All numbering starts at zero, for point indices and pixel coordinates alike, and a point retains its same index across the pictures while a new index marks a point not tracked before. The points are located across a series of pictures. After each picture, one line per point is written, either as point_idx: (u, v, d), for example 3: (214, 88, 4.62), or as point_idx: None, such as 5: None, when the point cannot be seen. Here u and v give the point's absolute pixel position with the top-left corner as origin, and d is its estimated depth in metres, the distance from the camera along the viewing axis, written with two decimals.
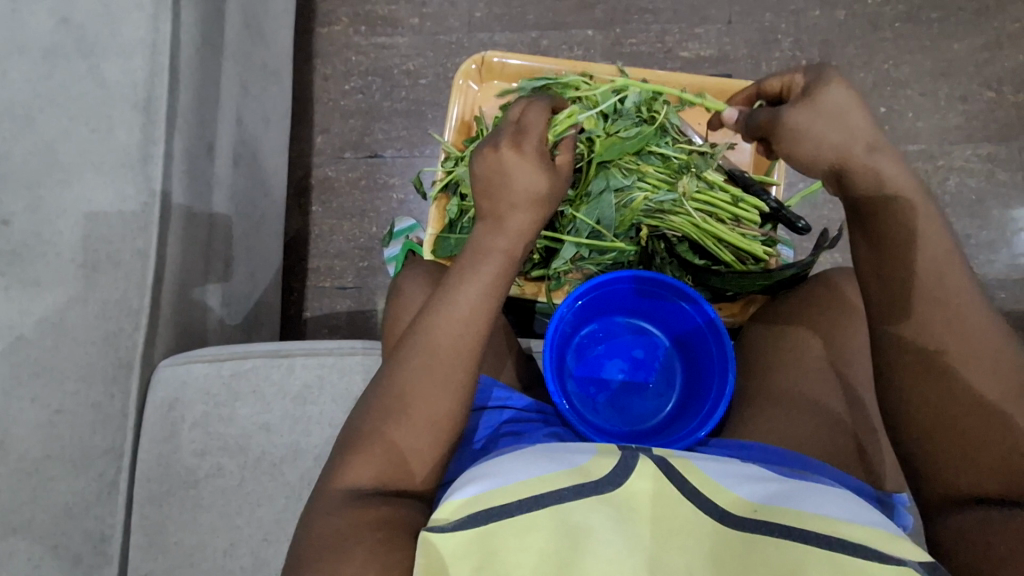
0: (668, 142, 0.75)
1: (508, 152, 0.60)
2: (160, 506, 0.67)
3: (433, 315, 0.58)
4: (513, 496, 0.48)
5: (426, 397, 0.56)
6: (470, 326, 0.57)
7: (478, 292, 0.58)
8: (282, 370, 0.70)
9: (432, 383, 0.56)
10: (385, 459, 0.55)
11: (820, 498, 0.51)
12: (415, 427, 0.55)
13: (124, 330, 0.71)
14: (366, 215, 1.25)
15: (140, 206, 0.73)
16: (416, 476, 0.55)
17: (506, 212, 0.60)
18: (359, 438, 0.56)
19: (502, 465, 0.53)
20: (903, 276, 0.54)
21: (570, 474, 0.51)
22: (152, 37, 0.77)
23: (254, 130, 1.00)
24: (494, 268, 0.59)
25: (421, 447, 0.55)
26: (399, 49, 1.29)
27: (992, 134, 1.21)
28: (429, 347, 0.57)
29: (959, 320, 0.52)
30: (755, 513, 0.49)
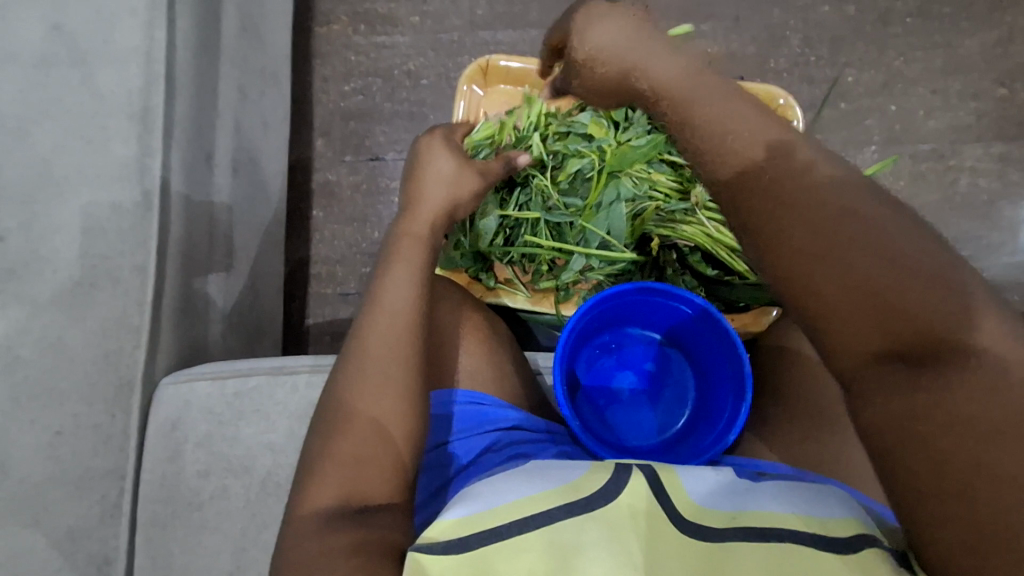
0: (681, 149, 0.73)
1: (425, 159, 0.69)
2: (165, 528, 0.66)
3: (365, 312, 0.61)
4: (501, 515, 0.47)
5: (370, 384, 0.57)
6: (392, 307, 0.60)
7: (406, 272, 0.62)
8: (286, 389, 0.69)
9: (368, 368, 0.57)
10: (346, 460, 0.53)
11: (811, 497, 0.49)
12: (362, 419, 0.55)
13: (124, 348, 0.69)
14: (368, 220, 1.23)
15: (137, 218, 0.72)
16: (379, 476, 0.53)
17: (424, 195, 0.67)
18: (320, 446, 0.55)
19: (491, 482, 0.52)
20: (846, 298, 0.44)
21: (563, 491, 0.49)
22: (147, 44, 0.74)
23: (251, 136, 0.98)
24: (416, 247, 0.64)
25: (371, 445, 0.54)
26: (399, 49, 1.26)
27: (1004, 133, 1.19)
28: (361, 334, 0.60)
29: (907, 330, 0.43)
30: (733, 521, 0.47)
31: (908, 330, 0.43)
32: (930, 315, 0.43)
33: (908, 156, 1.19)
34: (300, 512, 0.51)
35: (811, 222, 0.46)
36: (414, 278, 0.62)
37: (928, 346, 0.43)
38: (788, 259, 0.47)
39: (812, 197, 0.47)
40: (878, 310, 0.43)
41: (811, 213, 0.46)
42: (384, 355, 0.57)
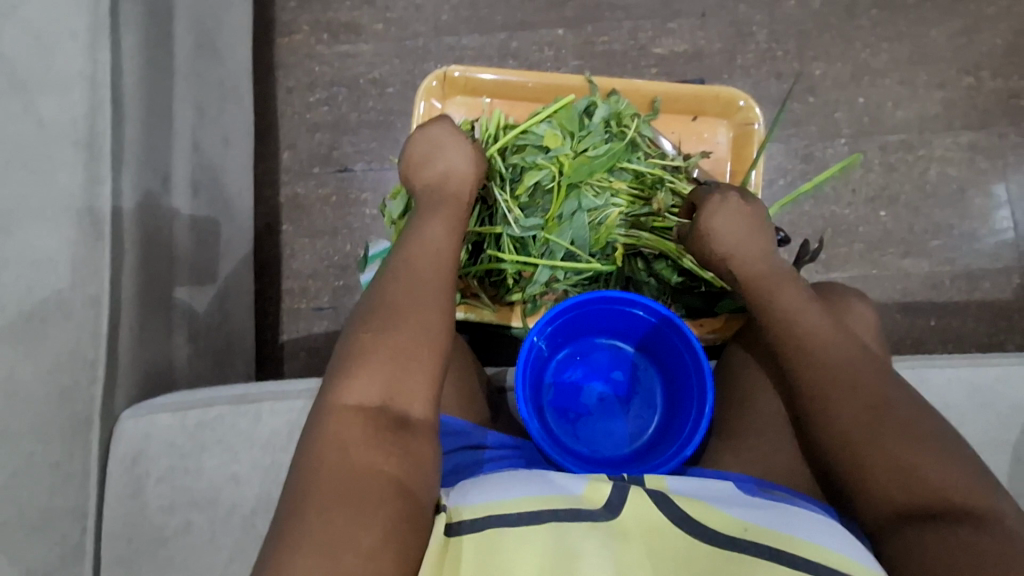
0: (639, 158, 0.74)
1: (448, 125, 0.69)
2: (130, 566, 0.64)
3: (405, 253, 0.63)
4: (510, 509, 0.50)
5: (412, 315, 0.59)
6: (439, 253, 0.63)
7: (446, 223, 0.65)
8: (249, 418, 0.68)
9: (412, 301, 0.60)
10: (389, 378, 0.56)
11: (812, 525, 0.54)
12: (410, 339, 0.57)
13: (80, 383, 0.68)
14: (339, 233, 1.21)
15: (88, 249, 0.69)
16: (416, 403, 0.56)
17: (447, 162, 0.68)
18: (360, 363, 0.57)
19: (501, 480, 0.55)
20: (864, 447, 0.57)
21: (565, 497, 0.52)
22: (91, 68, 0.72)
23: (211, 155, 0.96)
24: (454, 203, 0.67)
25: (419, 370, 0.57)
26: (363, 57, 1.24)
27: (971, 121, 1.19)
28: (406, 268, 0.62)
29: (910, 475, 0.55)
30: (746, 531, 0.52)
31: (914, 488, 0.54)
32: (928, 481, 0.54)
33: (877, 147, 1.19)
34: (339, 422, 0.54)
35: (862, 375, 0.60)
36: (454, 231, 0.65)
37: (933, 493, 0.54)
38: (822, 409, 0.60)
39: (866, 362, 0.61)
40: (904, 453, 0.55)
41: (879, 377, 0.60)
42: (426, 299, 0.60)
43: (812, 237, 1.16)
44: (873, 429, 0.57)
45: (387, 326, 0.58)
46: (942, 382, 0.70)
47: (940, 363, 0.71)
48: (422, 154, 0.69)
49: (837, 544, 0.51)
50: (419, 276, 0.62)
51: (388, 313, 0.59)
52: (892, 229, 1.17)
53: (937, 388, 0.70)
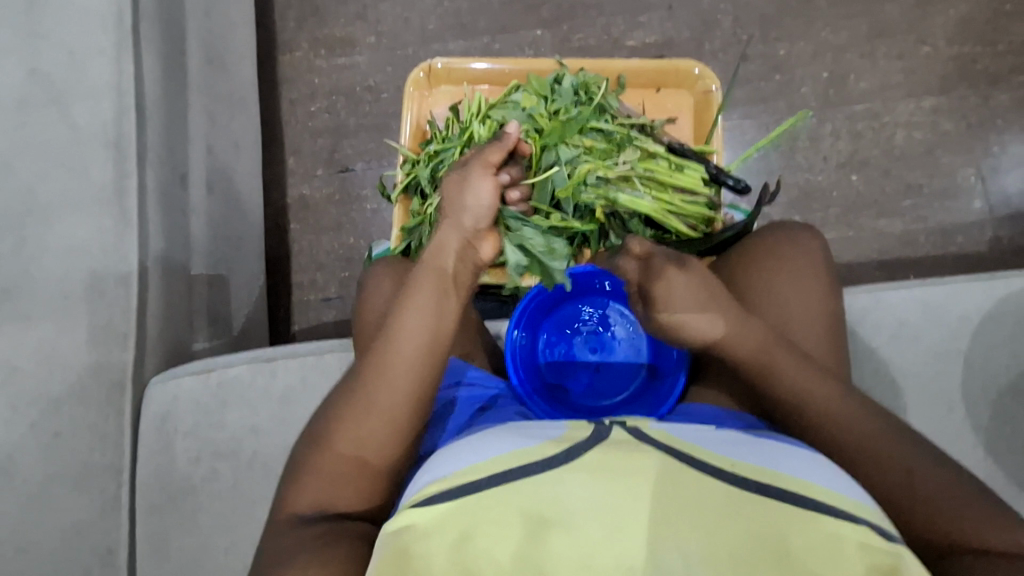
0: (607, 119, 0.79)
1: (466, 176, 0.63)
2: (163, 513, 0.70)
3: (384, 335, 0.62)
4: (477, 473, 0.52)
5: (365, 412, 0.60)
6: (410, 352, 0.60)
7: (427, 310, 0.61)
8: (265, 374, 0.75)
9: (365, 395, 0.60)
10: (326, 474, 0.59)
11: (802, 463, 0.55)
12: (354, 436, 0.59)
13: (113, 351, 0.75)
14: (342, 228, 1.29)
15: (117, 233, 0.77)
16: (349, 495, 0.59)
17: (452, 228, 0.63)
18: (310, 455, 0.61)
19: (472, 445, 0.57)
20: (892, 493, 0.58)
21: (540, 449, 0.54)
22: (117, 78, 0.81)
23: (222, 157, 1.05)
24: (436, 285, 0.61)
25: (359, 464, 0.59)
26: (358, 68, 1.34)
27: (933, 87, 1.26)
28: (375, 363, 0.60)
29: (935, 505, 0.57)
30: (735, 467, 0.53)
31: (947, 531, 0.56)
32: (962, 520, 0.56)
33: (844, 117, 1.25)
34: (283, 509, 0.59)
35: (851, 424, 0.62)
36: (430, 319, 0.61)
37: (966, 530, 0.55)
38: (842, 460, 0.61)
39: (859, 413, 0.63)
40: (892, 471, 0.59)
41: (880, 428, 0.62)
42: (390, 392, 0.59)
43: (773, 179, 1.23)
44: (889, 469, 0.59)
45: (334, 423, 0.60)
46: (899, 303, 0.76)
47: (896, 286, 0.77)
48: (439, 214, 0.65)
49: (827, 480, 0.53)
50: (386, 374, 0.60)
51: (343, 409, 0.61)
52: (864, 191, 1.23)
53: (892, 308, 0.75)
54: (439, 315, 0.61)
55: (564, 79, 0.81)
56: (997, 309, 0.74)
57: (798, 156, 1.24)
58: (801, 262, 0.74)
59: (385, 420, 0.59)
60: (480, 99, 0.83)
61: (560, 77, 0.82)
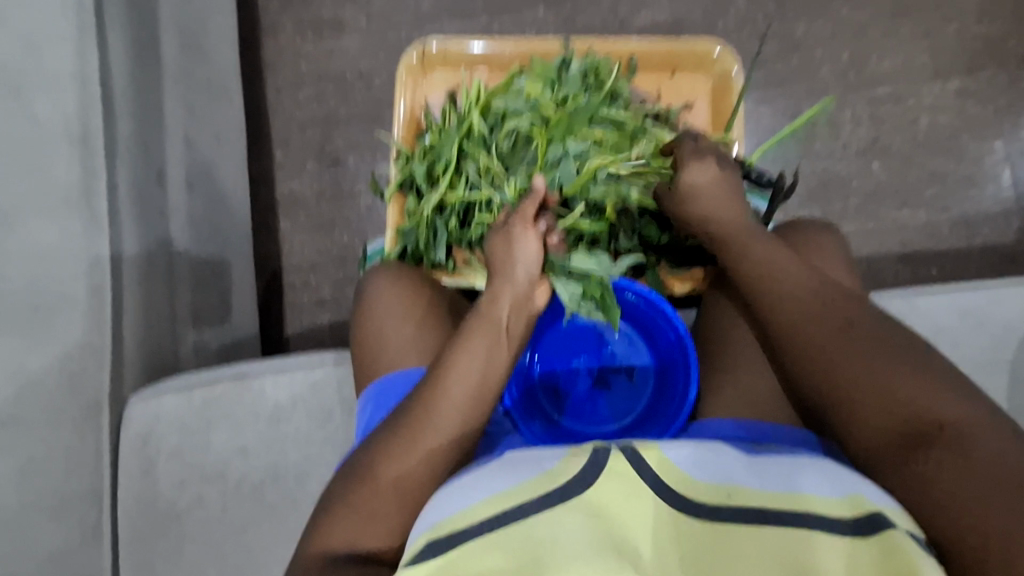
0: (618, 108, 0.73)
1: (520, 228, 0.62)
2: (146, 542, 0.65)
3: (435, 379, 0.58)
4: (472, 517, 0.49)
5: (414, 454, 0.55)
6: (466, 402, 0.57)
7: (481, 355, 0.58)
8: (253, 393, 0.69)
9: (417, 439, 0.56)
10: (365, 514, 0.54)
11: (807, 477, 0.51)
12: (400, 477, 0.55)
13: (87, 369, 0.70)
14: (336, 225, 1.23)
15: (87, 239, 0.71)
16: (387, 542, 0.54)
17: (511, 274, 0.61)
18: (339, 497, 0.55)
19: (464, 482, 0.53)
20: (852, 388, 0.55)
21: (535, 483, 0.50)
22: (81, 67, 0.73)
23: (203, 151, 0.98)
24: (493, 331, 0.59)
25: (402, 508, 0.55)
26: (348, 52, 1.26)
27: (960, 68, 1.19)
28: (426, 404, 0.57)
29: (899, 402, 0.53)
30: (730, 499, 0.49)
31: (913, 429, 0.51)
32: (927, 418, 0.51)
33: (865, 101, 1.18)
34: (308, 552, 0.53)
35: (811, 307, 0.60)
36: (486, 367, 0.58)
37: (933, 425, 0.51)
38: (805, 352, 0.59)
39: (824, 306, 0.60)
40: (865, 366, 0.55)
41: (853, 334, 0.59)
42: (441, 437, 0.56)
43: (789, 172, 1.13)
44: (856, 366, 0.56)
45: (379, 461, 0.55)
46: (934, 308, 0.71)
47: (930, 291, 0.72)
48: (493, 256, 0.63)
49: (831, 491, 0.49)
50: (441, 422, 0.56)
51: (389, 448, 0.56)
52: (885, 181, 1.17)
53: (928, 315, 0.71)
54: (492, 361, 0.59)
55: (571, 62, 0.74)
56: None
57: (816, 142, 1.17)
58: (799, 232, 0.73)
59: (434, 470, 0.56)
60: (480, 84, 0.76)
61: (567, 60, 0.75)
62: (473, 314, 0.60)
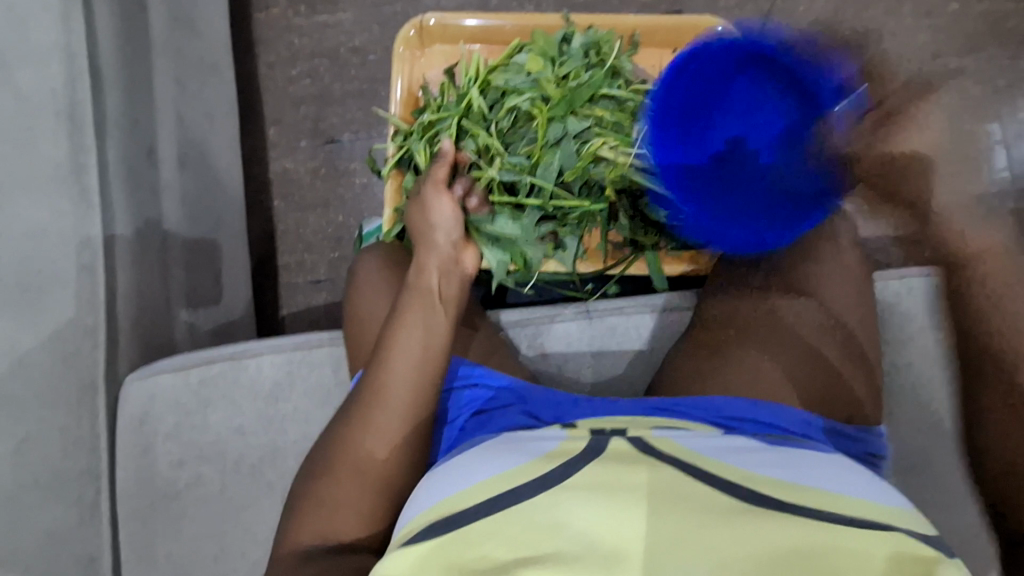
0: (620, 85, 0.71)
1: (432, 194, 0.64)
2: (145, 521, 0.65)
3: (378, 359, 0.59)
4: (472, 499, 0.50)
5: (365, 434, 0.57)
6: (407, 374, 0.58)
7: (416, 326, 0.59)
8: (249, 372, 0.69)
9: (365, 419, 0.58)
10: (330, 501, 0.56)
11: (824, 472, 0.53)
12: (357, 460, 0.57)
13: (81, 349, 0.69)
14: (331, 205, 1.21)
15: (78, 217, 0.70)
16: (354, 524, 0.56)
17: (432, 239, 0.63)
18: (309, 487, 0.58)
19: (464, 465, 0.54)
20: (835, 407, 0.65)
21: (534, 466, 0.52)
22: (65, 38, 0.70)
23: (195, 128, 0.96)
24: (425, 302, 0.61)
25: (364, 491, 0.57)
26: (342, 27, 1.23)
27: (961, 47, 1.17)
28: (370, 385, 0.59)
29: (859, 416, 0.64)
30: (746, 479, 0.51)
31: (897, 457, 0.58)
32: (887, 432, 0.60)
33: (866, 81, 1.17)
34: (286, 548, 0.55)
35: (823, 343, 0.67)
36: (422, 335, 0.59)
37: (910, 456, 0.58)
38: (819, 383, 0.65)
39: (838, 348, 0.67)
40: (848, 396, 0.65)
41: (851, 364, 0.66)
42: (386, 412, 0.58)
43: None
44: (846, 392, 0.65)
45: (336, 450, 0.58)
46: (933, 289, 0.71)
47: (930, 272, 0.72)
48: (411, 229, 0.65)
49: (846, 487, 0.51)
50: (386, 397, 0.58)
51: (343, 432, 0.58)
52: None
53: (927, 296, 0.71)
54: (429, 331, 0.60)
55: (573, 37, 0.72)
56: None
57: None
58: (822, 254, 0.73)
59: (387, 449, 0.58)
60: (480, 58, 0.74)
61: (569, 34, 0.73)
62: (404, 288, 0.62)
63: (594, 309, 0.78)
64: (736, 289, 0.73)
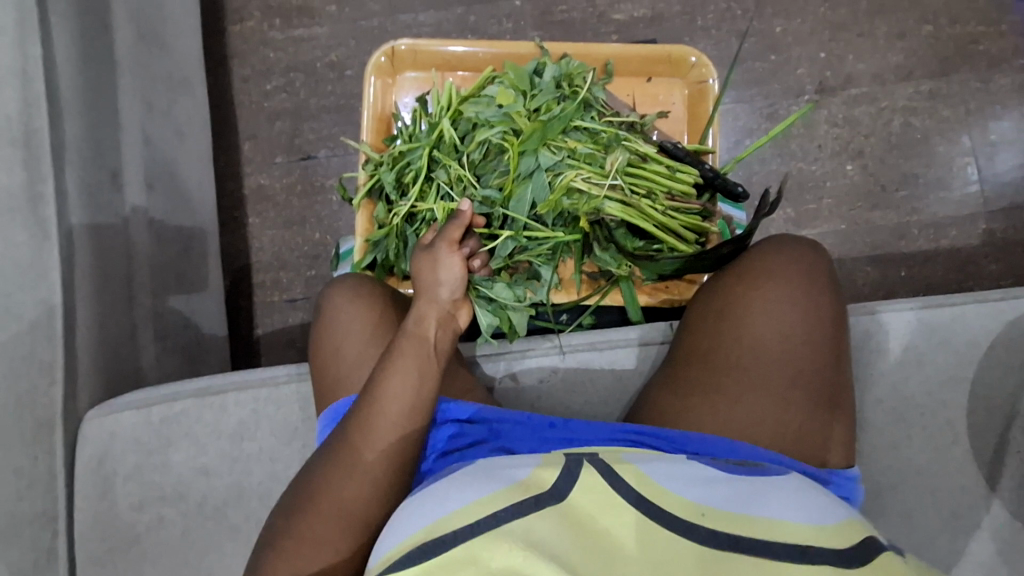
0: (593, 116, 0.71)
1: (442, 248, 0.63)
2: (105, 566, 0.63)
3: (365, 402, 0.58)
4: (443, 529, 0.49)
5: (348, 478, 0.56)
6: (396, 423, 0.57)
7: (410, 375, 0.58)
8: (214, 410, 0.67)
9: (352, 463, 0.56)
10: (303, 547, 0.54)
11: (786, 497, 0.53)
12: (339, 505, 0.55)
13: (38, 387, 0.67)
14: (307, 222, 1.19)
15: (34, 248, 0.67)
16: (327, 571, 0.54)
17: (435, 292, 0.63)
18: (280, 527, 0.55)
19: (432, 496, 0.53)
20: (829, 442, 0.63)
21: (510, 492, 0.51)
22: (20, 62, 0.68)
23: (164, 148, 0.94)
24: (421, 351, 0.59)
25: (339, 538, 0.55)
26: (318, 41, 1.21)
27: (933, 70, 1.19)
28: (357, 427, 0.57)
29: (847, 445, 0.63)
30: (703, 518, 0.51)
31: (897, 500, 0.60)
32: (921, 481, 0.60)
33: (841, 102, 1.19)
34: None
35: (816, 366, 0.63)
36: (416, 386, 0.58)
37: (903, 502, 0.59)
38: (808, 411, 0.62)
39: (824, 370, 0.63)
40: (838, 426, 0.63)
41: (835, 387, 0.64)
42: (374, 459, 0.56)
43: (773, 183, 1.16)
44: (836, 430, 0.63)
45: (317, 490, 0.55)
46: (903, 321, 0.72)
47: (900, 304, 0.72)
48: (413, 278, 0.64)
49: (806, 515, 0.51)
50: (370, 443, 0.56)
51: (323, 475, 0.56)
52: (858, 182, 1.18)
53: (896, 328, 0.72)
54: (423, 380, 0.59)
55: (545, 69, 0.71)
56: (997, 328, 0.71)
57: (792, 144, 1.17)
58: (803, 261, 0.67)
59: (371, 492, 0.56)
60: (452, 89, 0.73)
61: (541, 66, 0.72)
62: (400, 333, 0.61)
63: (567, 343, 0.75)
64: (713, 296, 0.69)
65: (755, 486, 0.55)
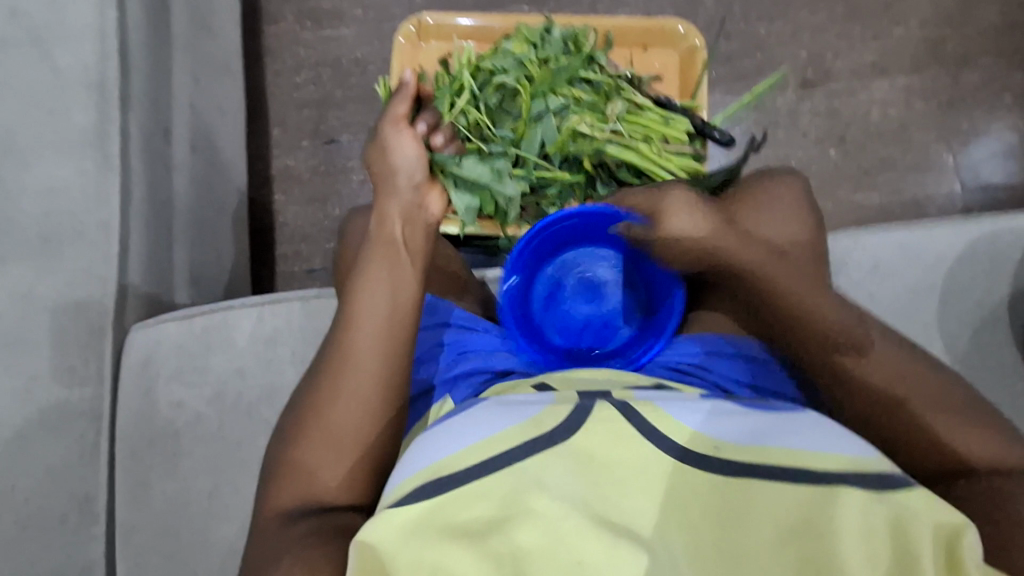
0: (595, 70, 0.80)
1: (391, 125, 0.69)
2: (141, 458, 0.74)
3: (344, 318, 0.65)
4: (456, 466, 0.53)
5: (335, 395, 0.62)
6: (369, 328, 0.64)
7: (382, 281, 0.65)
8: (252, 318, 0.77)
9: (338, 380, 0.63)
10: (305, 470, 0.61)
11: (795, 425, 0.55)
12: (333, 424, 0.62)
13: (93, 298, 0.74)
14: (329, 199, 1.28)
15: (97, 177, 0.75)
16: (333, 484, 0.61)
17: (397, 194, 0.69)
18: (286, 457, 0.62)
19: (449, 429, 0.56)
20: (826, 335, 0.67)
21: (523, 429, 0.54)
22: (99, 22, 0.78)
23: (208, 119, 1.03)
24: (388, 262, 0.66)
25: (337, 456, 0.61)
26: (345, 41, 1.34)
27: (905, 67, 1.30)
28: (341, 345, 0.64)
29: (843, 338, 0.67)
30: (716, 450, 0.52)
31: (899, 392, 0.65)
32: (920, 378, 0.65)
33: (823, 95, 1.29)
34: (269, 515, 0.60)
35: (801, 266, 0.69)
36: (388, 288, 0.65)
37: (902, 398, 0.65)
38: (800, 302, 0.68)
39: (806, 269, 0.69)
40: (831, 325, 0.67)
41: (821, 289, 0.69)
42: (356, 367, 0.63)
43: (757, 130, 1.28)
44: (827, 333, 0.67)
45: (316, 414, 0.62)
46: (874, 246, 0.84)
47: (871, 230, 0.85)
48: (369, 162, 0.70)
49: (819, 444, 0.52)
50: (348, 353, 0.63)
51: (318, 402, 0.63)
52: (841, 164, 1.27)
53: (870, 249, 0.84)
54: (395, 283, 0.66)
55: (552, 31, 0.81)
56: None
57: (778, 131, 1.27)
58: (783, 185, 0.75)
59: (361, 406, 0.62)
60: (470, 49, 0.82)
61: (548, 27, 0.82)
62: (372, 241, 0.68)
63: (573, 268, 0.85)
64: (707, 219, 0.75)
65: (770, 419, 0.56)
